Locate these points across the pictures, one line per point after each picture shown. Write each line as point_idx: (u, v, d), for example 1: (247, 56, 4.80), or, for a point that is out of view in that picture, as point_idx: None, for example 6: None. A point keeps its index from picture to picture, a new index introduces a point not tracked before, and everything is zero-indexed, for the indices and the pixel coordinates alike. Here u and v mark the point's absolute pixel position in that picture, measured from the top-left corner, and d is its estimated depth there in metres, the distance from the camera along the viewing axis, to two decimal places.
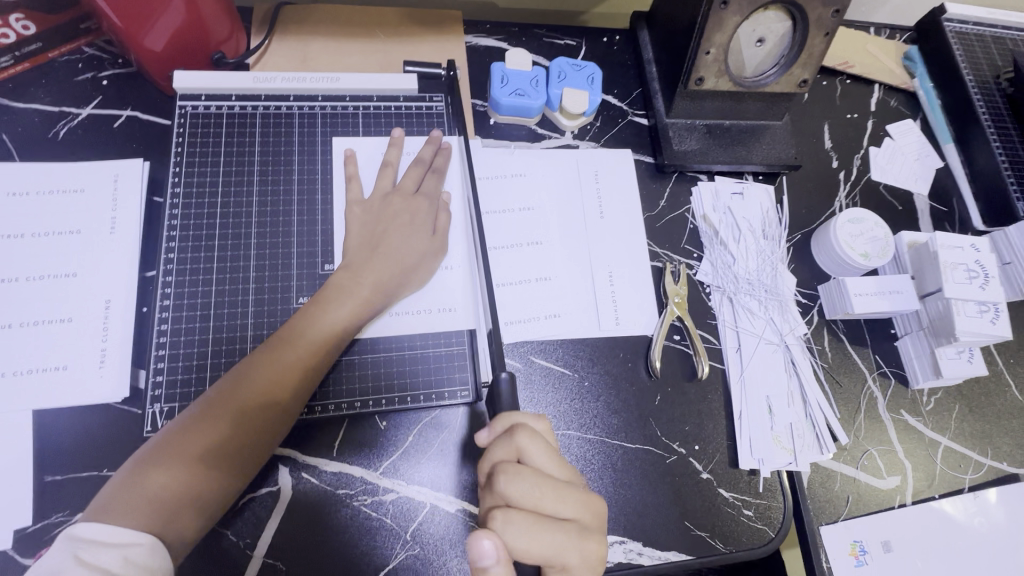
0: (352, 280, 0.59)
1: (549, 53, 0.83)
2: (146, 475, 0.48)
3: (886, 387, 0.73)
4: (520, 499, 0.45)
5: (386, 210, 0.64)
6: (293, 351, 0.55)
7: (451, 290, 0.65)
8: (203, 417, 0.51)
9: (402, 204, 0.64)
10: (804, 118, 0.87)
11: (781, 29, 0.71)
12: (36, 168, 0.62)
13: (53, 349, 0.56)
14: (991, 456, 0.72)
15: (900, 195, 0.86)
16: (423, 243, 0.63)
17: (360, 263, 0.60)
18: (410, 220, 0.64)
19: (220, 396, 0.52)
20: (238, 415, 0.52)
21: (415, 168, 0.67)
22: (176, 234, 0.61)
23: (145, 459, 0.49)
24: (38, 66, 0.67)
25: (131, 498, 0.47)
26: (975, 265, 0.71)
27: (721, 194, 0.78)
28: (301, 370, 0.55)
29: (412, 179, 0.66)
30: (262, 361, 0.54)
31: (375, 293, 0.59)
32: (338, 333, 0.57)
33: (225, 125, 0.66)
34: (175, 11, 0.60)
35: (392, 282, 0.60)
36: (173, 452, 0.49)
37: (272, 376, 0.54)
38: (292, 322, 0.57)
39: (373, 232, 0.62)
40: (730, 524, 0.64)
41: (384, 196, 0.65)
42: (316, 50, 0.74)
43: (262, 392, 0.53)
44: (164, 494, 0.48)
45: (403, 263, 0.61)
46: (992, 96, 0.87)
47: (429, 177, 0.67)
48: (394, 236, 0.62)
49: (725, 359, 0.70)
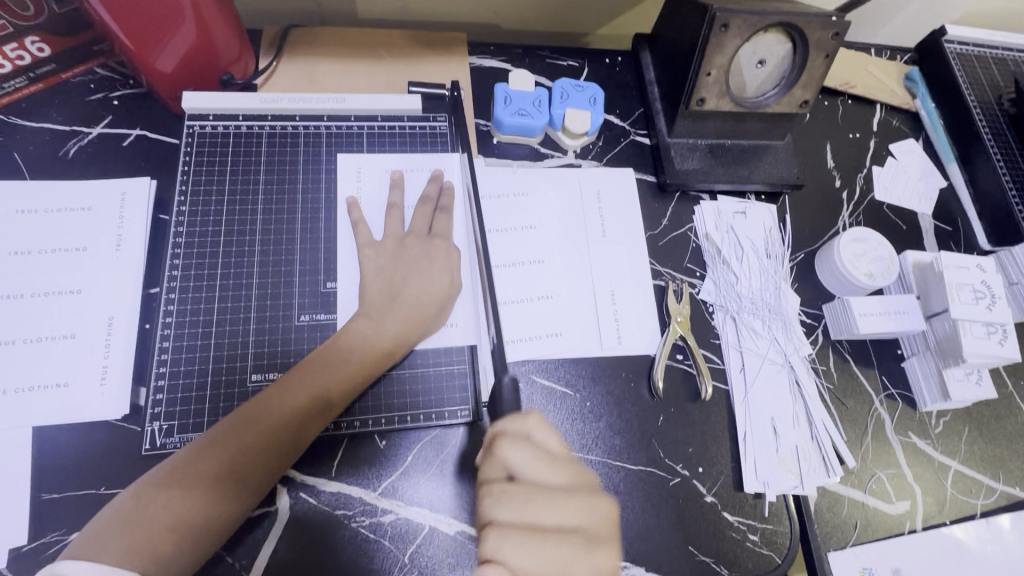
0: (371, 322, 0.59)
1: (552, 73, 0.84)
2: (154, 502, 0.49)
3: (894, 409, 0.72)
4: (510, 519, 0.47)
5: (403, 255, 0.64)
6: (309, 392, 0.55)
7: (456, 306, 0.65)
8: (214, 448, 0.52)
9: (417, 247, 0.64)
10: (807, 138, 0.88)
11: (782, 51, 0.72)
12: (46, 186, 0.63)
13: (56, 365, 0.56)
14: (1003, 481, 0.71)
15: (904, 215, 0.85)
16: (441, 287, 0.62)
17: (380, 310, 0.60)
18: (429, 265, 0.63)
19: (229, 432, 0.53)
20: (250, 450, 0.52)
21: (424, 206, 0.67)
22: (180, 251, 0.62)
23: (154, 484, 0.50)
24: (51, 87, 0.68)
25: (137, 525, 0.48)
26: (982, 285, 0.71)
27: (723, 213, 0.78)
28: (317, 412, 0.55)
29: (422, 219, 0.66)
30: (276, 399, 0.54)
31: (390, 339, 0.59)
32: (354, 376, 0.57)
33: (232, 144, 0.67)
34: (186, 33, 0.62)
35: (416, 327, 0.61)
36: (182, 483, 0.50)
37: (286, 414, 0.54)
38: (310, 359, 0.57)
39: (393, 280, 0.62)
40: (736, 549, 0.63)
41: (399, 241, 0.64)
42: (323, 70, 0.76)
43: (276, 432, 0.53)
44: (167, 528, 0.48)
45: (435, 307, 0.62)
46: (995, 117, 0.87)
47: (439, 216, 0.67)
48: (412, 283, 0.62)
49: (729, 380, 0.70)
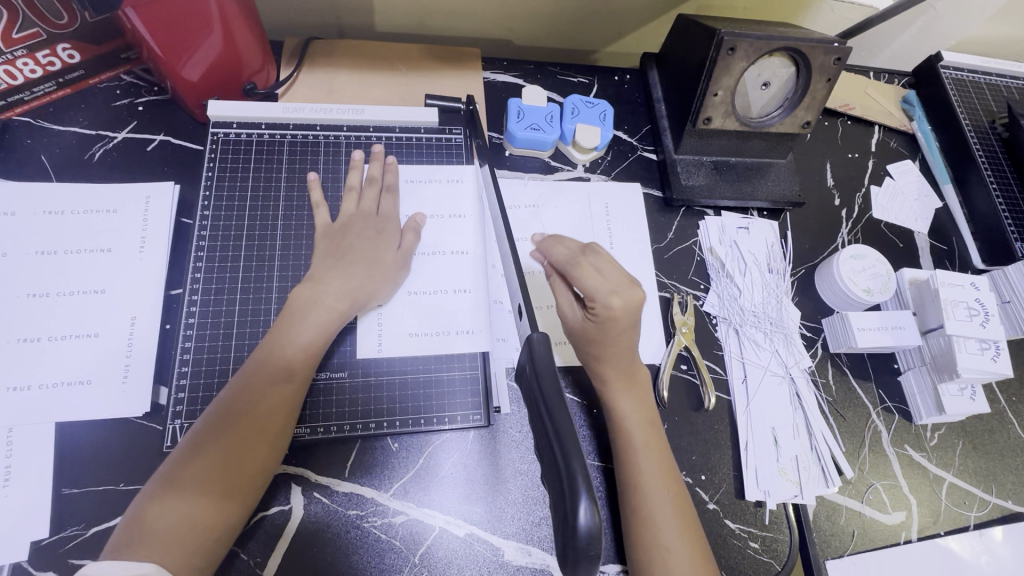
0: (320, 290, 0.60)
1: (563, 89, 0.87)
2: (152, 507, 0.49)
3: (890, 422, 0.74)
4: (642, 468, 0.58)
5: (360, 234, 0.65)
6: (266, 376, 0.55)
7: (472, 312, 0.67)
8: (201, 442, 0.51)
9: (366, 225, 0.66)
10: (808, 157, 0.90)
11: (785, 74, 0.74)
12: (73, 188, 0.64)
13: (79, 362, 0.57)
14: (996, 494, 0.73)
15: (901, 233, 0.88)
16: (388, 255, 0.64)
17: (326, 274, 0.61)
18: (376, 236, 0.65)
19: (210, 424, 0.53)
20: (231, 441, 0.52)
21: (371, 187, 0.68)
22: (203, 255, 0.64)
23: (149, 493, 0.50)
24: (78, 92, 0.70)
25: (139, 532, 0.47)
26: (976, 303, 0.73)
27: (727, 228, 0.80)
28: (280, 393, 0.55)
29: (370, 198, 0.68)
30: (242, 381, 0.55)
31: (341, 300, 0.60)
32: (309, 354, 0.57)
33: (254, 151, 0.69)
34: (213, 45, 0.64)
35: (365, 291, 0.62)
36: (178, 482, 0.50)
37: (258, 392, 0.54)
38: (263, 347, 0.57)
39: (341, 247, 0.63)
40: (736, 556, 0.64)
41: (347, 217, 0.66)
42: (342, 81, 0.78)
43: (253, 409, 0.53)
44: (175, 528, 0.48)
45: (389, 270, 0.64)
46: (988, 140, 0.90)
47: (385, 196, 0.69)
48: (359, 248, 0.64)
49: (731, 390, 0.72)
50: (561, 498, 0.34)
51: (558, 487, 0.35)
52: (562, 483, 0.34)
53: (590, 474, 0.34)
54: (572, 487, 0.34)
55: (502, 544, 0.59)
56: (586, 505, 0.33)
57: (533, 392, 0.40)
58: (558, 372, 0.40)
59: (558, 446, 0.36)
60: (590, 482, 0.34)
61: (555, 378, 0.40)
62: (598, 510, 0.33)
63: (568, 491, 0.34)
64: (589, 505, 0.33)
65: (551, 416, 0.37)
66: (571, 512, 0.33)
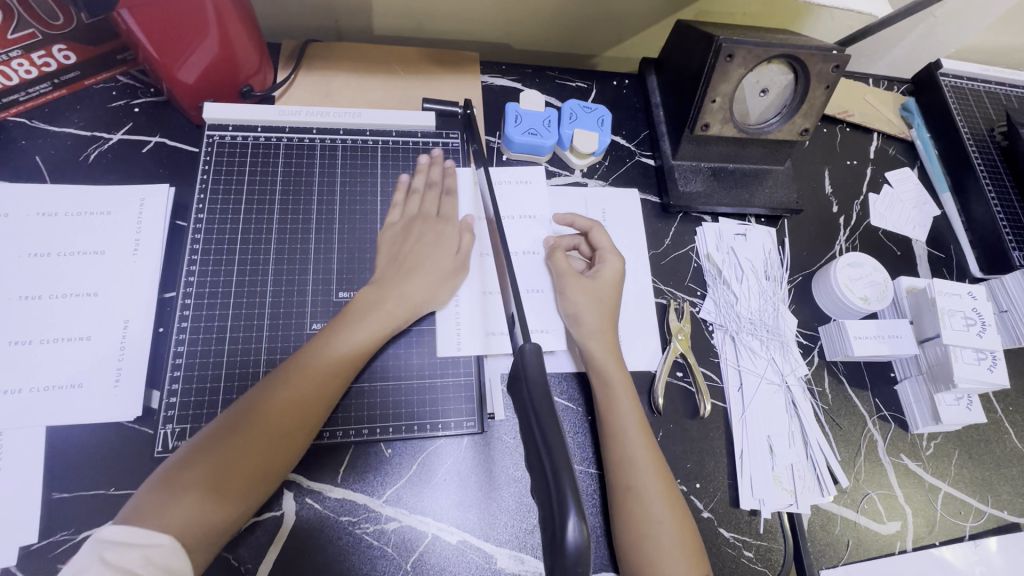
0: (378, 296, 0.62)
1: (561, 94, 0.86)
2: (179, 479, 0.49)
3: (886, 431, 0.74)
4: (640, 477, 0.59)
5: (419, 234, 0.67)
6: (311, 372, 0.56)
7: (540, 312, 0.70)
8: (238, 427, 0.52)
9: (426, 227, 0.67)
10: (806, 164, 0.90)
11: (784, 81, 0.74)
12: (67, 190, 0.64)
13: (70, 366, 0.57)
14: (991, 504, 0.73)
15: (899, 241, 0.88)
16: (446, 261, 0.66)
17: (388, 279, 0.63)
18: (435, 240, 0.67)
19: (250, 410, 0.53)
20: (267, 428, 0.53)
21: (431, 190, 0.70)
22: (197, 258, 0.63)
23: (177, 463, 0.50)
24: (74, 92, 0.70)
25: (162, 501, 0.48)
26: (972, 312, 0.73)
27: (724, 235, 0.80)
28: (322, 390, 0.56)
29: (430, 201, 0.70)
30: (288, 374, 0.56)
31: (399, 307, 0.62)
32: (356, 356, 0.58)
33: (250, 154, 0.69)
34: (209, 47, 0.63)
35: (420, 299, 0.63)
36: (208, 462, 0.50)
37: (304, 387, 0.55)
38: (312, 342, 0.59)
39: (405, 253, 0.65)
40: (730, 564, 0.64)
41: (409, 218, 0.68)
42: (339, 84, 0.78)
43: (296, 403, 0.54)
44: (195, 505, 0.48)
45: (438, 280, 0.65)
46: (987, 149, 0.90)
47: (445, 200, 0.70)
48: (420, 253, 0.65)
49: (727, 398, 0.71)
50: (550, 512, 0.34)
51: (547, 502, 0.35)
52: (550, 498, 0.34)
53: (580, 493, 0.33)
54: (560, 502, 0.33)
55: (495, 551, 0.59)
56: (575, 521, 0.33)
57: (523, 404, 0.40)
58: (550, 383, 0.40)
59: (547, 463, 0.35)
60: (578, 497, 0.33)
61: (547, 391, 0.39)
62: (588, 529, 0.33)
63: (556, 506, 0.33)
64: (578, 521, 0.33)
65: (542, 431, 0.37)
66: (558, 527, 0.33)
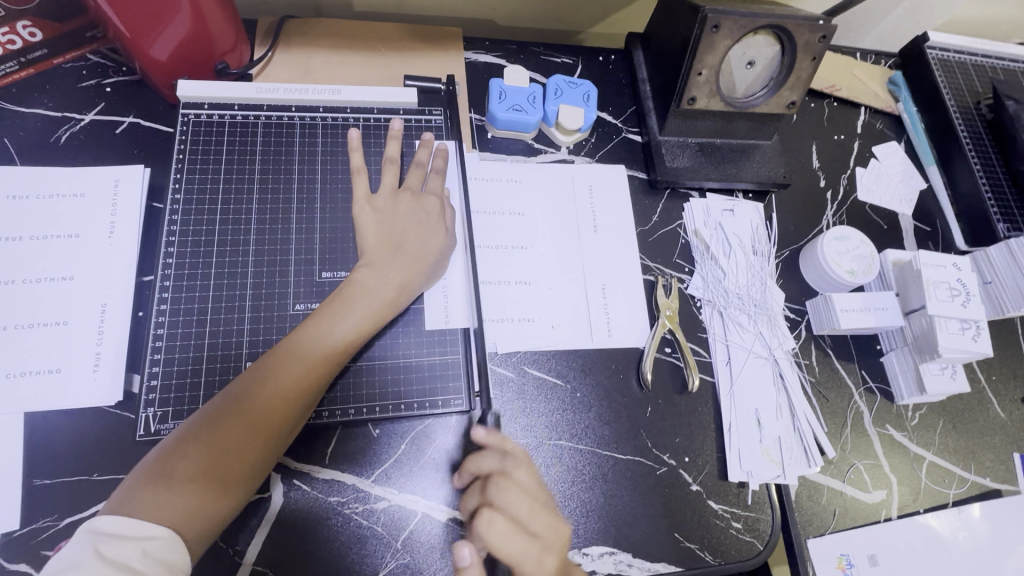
0: (371, 278, 0.61)
1: (546, 70, 0.85)
2: (173, 471, 0.48)
3: (873, 402, 0.75)
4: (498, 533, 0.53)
5: (398, 208, 0.65)
6: (303, 360, 0.55)
7: (528, 295, 0.70)
8: (231, 416, 0.51)
9: (406, 203, 0.66)
10: (793, 138, 0.90)
11: (770, 53, 0.73)
12: (38, 172, 0.62)
13: (46, 351, 0.56)
14: (974, 472, 0.74)
15: (885, 214, 0.88)
16: (431, 236, 0.65)
17: (376, 261, 0.62)
18: (416, 215, 0.66)
19: (243, 397, 0.52)
20: (260, 421, 0.52)
21: (416, 168, 0.69)
22: (175, 239, 0.62)
23: (169, 455, 0.49)
24: (42, 71, 0.68)
25: (158, 496, 0.47)
26: (957, 283, 0.73)
27: (711, 210, 0.80)
28: (313, 377, 0.55)
29: (414, 177, 0.68)
30: (281, 360, 0.55)
31: (391, 289, 0.61)
32: (351, 342, 0.58)
33: (227, 133, 0.67)
34: (181, 22, 0.61)
35: (409, 280, 0.62)
36: (202, 450, 0.49)
37: (296, 374, 0.54)
38: (303, 326, 0.57)
39: (389, 232, 0.64)
40: (719, 536, 0.64)
41: (388, 196, 0.67)
42: (319, 61, 0.76)
43: (289, 391, 0.54)
44: (192, 493, 0.48)
45: (418, 259, 0.63)
46: (973, 122, 0.90)
47: (429, 177, 0.69)
48: (403, 231, 0.64)
49: (715, 372, 0.72)
50: None
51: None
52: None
53: None
54: None
55: None
56: None
57: None
58: None
59: None
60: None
61: None
62: None
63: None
64: None
65: None
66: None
